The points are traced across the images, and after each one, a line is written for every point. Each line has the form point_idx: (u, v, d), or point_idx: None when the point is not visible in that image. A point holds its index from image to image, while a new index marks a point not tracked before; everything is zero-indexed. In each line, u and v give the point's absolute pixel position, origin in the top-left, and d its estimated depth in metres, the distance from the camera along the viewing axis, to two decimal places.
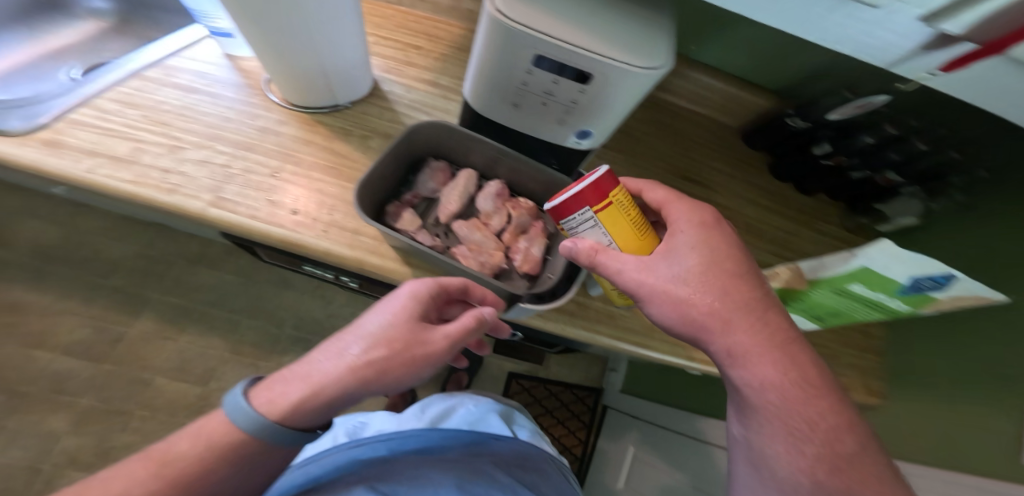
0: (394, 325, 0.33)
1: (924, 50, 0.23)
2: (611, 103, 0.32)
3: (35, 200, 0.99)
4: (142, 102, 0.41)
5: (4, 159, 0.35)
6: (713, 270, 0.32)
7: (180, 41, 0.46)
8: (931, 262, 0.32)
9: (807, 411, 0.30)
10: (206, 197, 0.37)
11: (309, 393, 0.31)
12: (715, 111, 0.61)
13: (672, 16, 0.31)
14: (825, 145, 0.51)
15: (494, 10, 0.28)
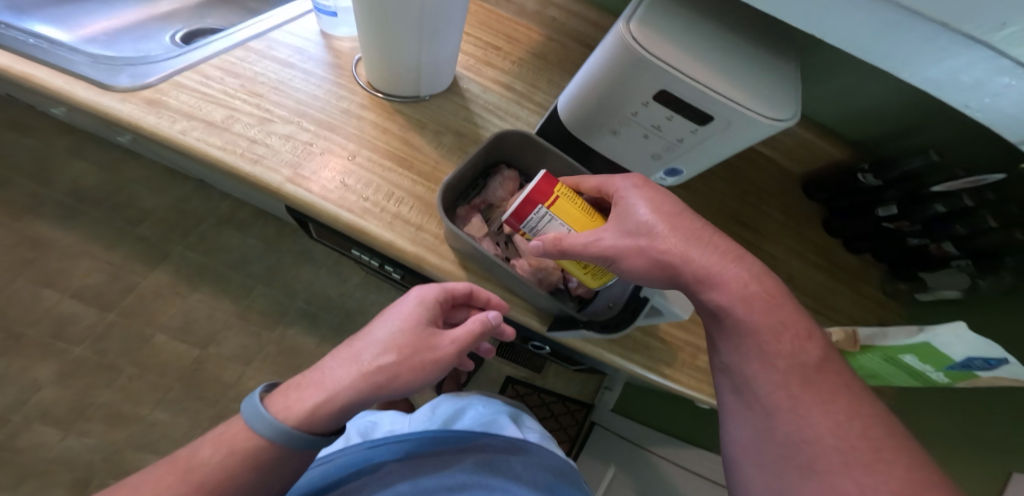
0: (403, 331, 0.33)
1: None
2: (722, 148, 0.32)
3: (73, 137, 0.97)
4: (242, 72, 0.41)
5: (106, 113, 0.35)
6: (660, 206, 0.32)
7: (284, 15, 0.47)
8: (993, 346, 0.32)
9: (784, 340, 0.29)
10: (284, 173, 0.37)
11: (324, 398, 0.31)
12: (784, 154, 0.63)
13: (798, 72, 0.31)
14: (892, 206, 0.51)
15: (631, 39, 0.28)
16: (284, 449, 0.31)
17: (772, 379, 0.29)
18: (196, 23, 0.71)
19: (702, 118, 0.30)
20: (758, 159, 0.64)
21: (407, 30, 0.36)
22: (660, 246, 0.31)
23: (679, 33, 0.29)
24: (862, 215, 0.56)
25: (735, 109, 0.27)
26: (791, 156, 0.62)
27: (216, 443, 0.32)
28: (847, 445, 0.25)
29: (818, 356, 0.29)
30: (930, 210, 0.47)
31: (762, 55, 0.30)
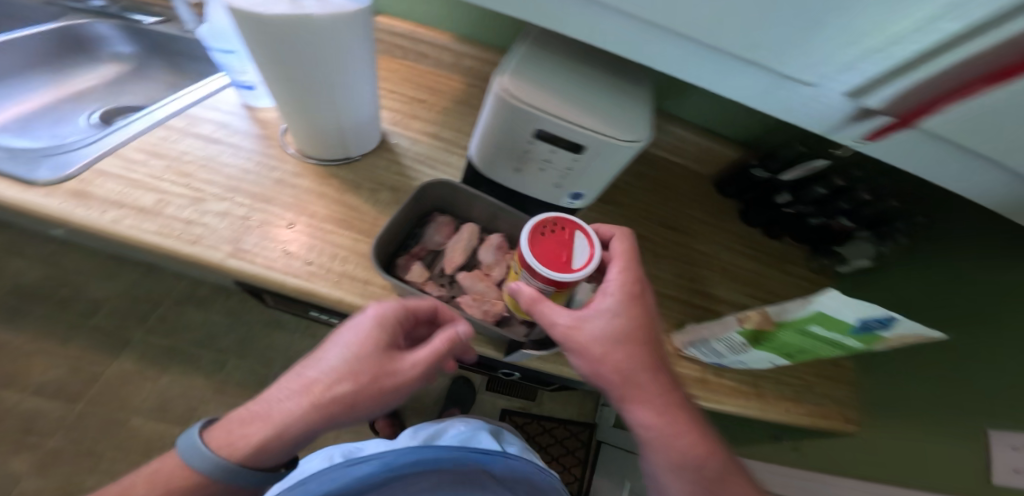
0: (357, 357, 0.33)
1: (851, 120, 0.33)
2: (603, 171, 0.37)
3: (29, 238, 0.99)
4: (166, 151, 0.44)
5: (34, 210, 0.38)
6: (625, 328, 0.37)
7: (202, 91, 0.51)
8: (874, 306, 0.37)
9: (682, 445, 0.39)
10: (225, 248, 0.40)
11: (274, 432, 0.32)
12: (690, 160, 0.72)
13: (651, 94, 0.38)
14: (786, 194, 0.63)
15: (503, 91, 0.33)
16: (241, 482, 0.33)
17: (673, 476, 0.40)
18: (111, 101, 0.74)
19: (578, 147, 0.35)
20: (671, 166, 0.72)
21: (324, 108, 0.41)
22: (610, 363, 0.37)
23: (545, 80, 0.34)
24: (767, 204, 0.66)
25: (598, 137, 0.33)
26: (698, 161, 0.72)
27: (171, 483, 0.33)
28: None
29: (706, 457, 0.40)
30: (814, 192, 0.59)
31: (620, 90, 0.37)
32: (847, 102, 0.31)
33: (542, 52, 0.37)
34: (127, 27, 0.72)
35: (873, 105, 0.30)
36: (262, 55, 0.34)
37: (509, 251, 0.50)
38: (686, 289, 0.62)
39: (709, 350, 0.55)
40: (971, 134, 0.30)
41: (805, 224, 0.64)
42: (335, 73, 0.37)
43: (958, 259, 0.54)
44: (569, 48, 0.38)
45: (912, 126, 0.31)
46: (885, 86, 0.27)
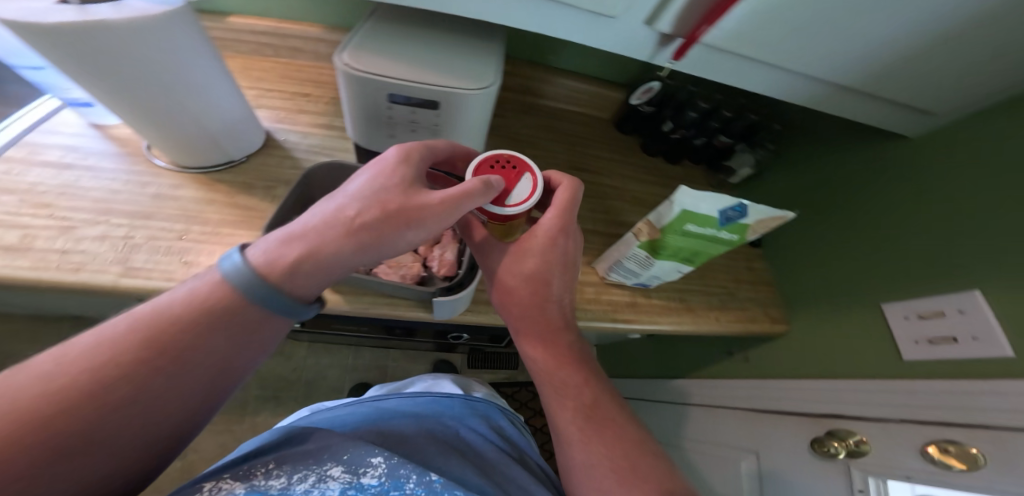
0: (385, 184, 0.31)
1: (659, 46, 0.42)
2: (467, 120, 0.40)
3: None
4: (14, 186, 0.42)
5: None
6: (532, 273, 0.42)
7: (35, 115, 0.47)
8: (721, 196, 0.45)
9: (568, 377, 0.44)
10: (113, 268, 0.40)
11: (305, 254, 0.28)
12: (585, 107, 0.76)
13: (494, 46, 0.42)
14: (669, 122, 0.69)
15: (343, 65, 0.33)
16: (258, 310, 0.28)
17: (563, 405, 0.44)
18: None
19: (434, 104, 0.38)
20: (570, 115, 0.76)
21: (177, 114, 0.38)
22: (513, 297, 0.44)
23: (383, 47, 0.36)
24: (657, 134, 0.72)
25: (448, 90, 0.36)
26: (596, 107, 0.76)
27: (178, 295, 0.27)
28: (586, 452, 0.41)
29: (591, 393, 0.44)
30: (688, 116, 0.67)
31: (462, 45, 0.40)
32: (649, 30, 0.40)
33: (378, 25, 0.39)
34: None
35: (666, 28, 0.39)
36: (74, 69, 0.31)
37: None
38: (602, 222, 0.68)
39: (624, 270, 0.59)
40: (744, 42, 0.39)
41: (691, 146, 0.72)
42: (168, 72, 0.33)
43: (834, 167, 0.65)
44: (407, 18, 0.41)
45: (700, 43, 0.40)
46: (666, 9, 0.36)
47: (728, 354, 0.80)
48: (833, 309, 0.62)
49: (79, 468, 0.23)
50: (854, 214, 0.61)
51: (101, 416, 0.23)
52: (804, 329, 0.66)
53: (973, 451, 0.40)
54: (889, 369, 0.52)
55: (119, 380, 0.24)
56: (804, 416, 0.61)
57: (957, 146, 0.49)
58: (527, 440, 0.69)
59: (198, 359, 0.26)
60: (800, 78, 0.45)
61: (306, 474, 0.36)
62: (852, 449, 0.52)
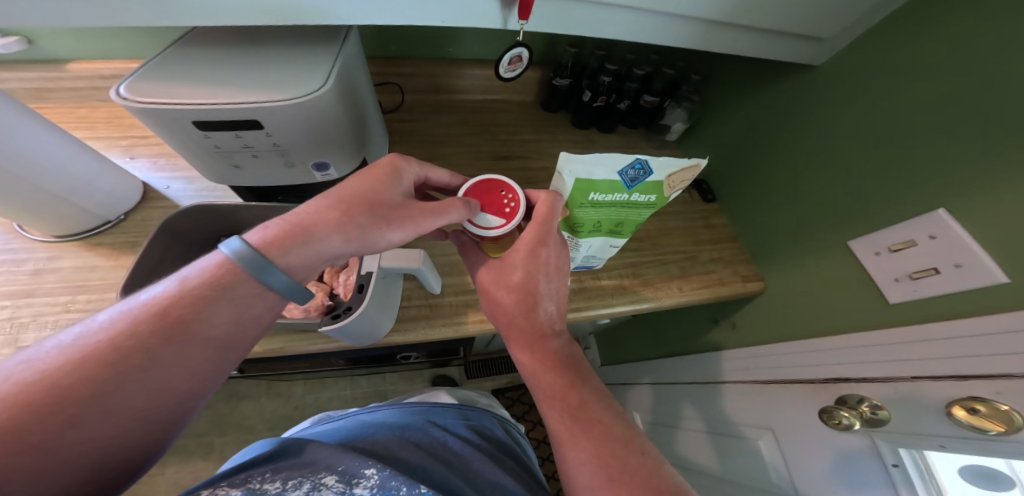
0: (378, 186, 0.32)
1: (505, 9, 0.39)
2: (303, 133, 0.37)
3: None
4: None
5: None
6: (512, 283, 0.39)
7: None
8: (614, 156, 0.38)
9: (558, 386, 0.37)
10: (1, 351, 0.39)
11: (286, 240, 0.28)
12: (503, 92, 0.74)
13: (329, 53, 0.39)
14: (587, 91, 0.66)
15: (122, 101, 0.31)
16: (257, 287, 0.27)
17: (551, 405, 0.37)
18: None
19: (252, 125, 0.35)
20: (491, 104, 0.73)
21: (10, 187, 0.37)
22: (501, 306, 0.41)
23: (180, 76, 0.34)
24: (579, 107, 0.69)
25: (253, 107, 0.33)
26: (514, 91, 0.73)
27: (190, 270, 0.27)
28: (589, 469, 0.32)
29: (584, 402, 0.36)
30: (602, 80, 0.65)
31: (283, 59, 0.37)
32: None
33: (183, 55, 0.37)
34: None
35: None
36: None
37: None
38: None
39: None
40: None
41: (618, 112, 0.69)
42: None
43: (750, 104, 0.61)
44: (222, 40, 0.39)
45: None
46: None
47: (714, 322, 0.72)
48: (814, 259, 0.52)
49: (82, 437, 0.21)
50: (795, 153, 0.54)
51: (108, 385, 0.22)
52: (779, 287, 0.58)
53: (1003, 408, 0.28)
54: (867, 317, 0.44)
55: (128, 348, 0.23)
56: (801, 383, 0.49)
57: (881, 53, 0.43)
58: (531, 457, 0.57)
59: (204, 329, 0.25)
60: (674, 11, 0.41)
61: (299, 481, 0.27)
62: (869, 419, 0.39)
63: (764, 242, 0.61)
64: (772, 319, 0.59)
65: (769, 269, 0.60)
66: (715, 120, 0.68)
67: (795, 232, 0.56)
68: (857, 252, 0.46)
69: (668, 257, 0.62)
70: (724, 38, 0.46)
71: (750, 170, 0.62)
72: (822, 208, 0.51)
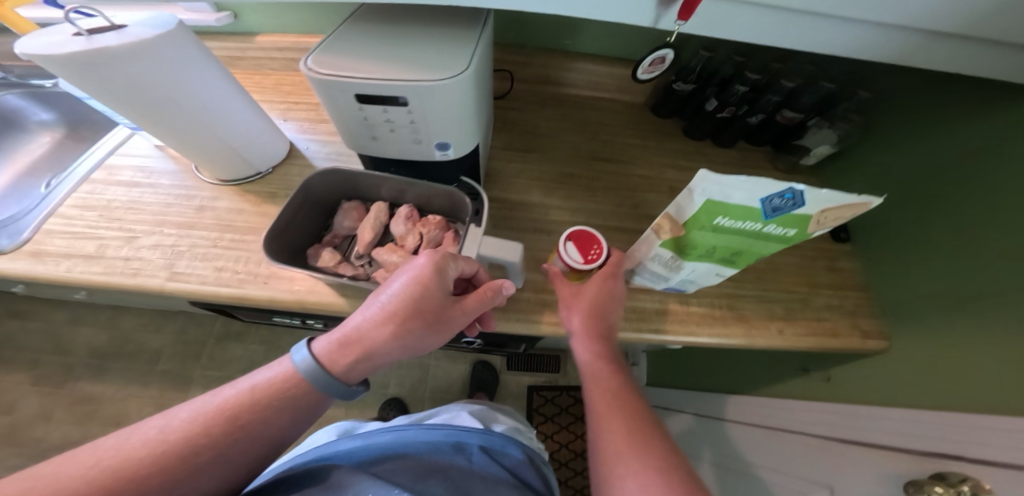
0: (425, 298, 0.36)
1: (664, 7, 0.36)
2: (442, 113, 0.38)
3: (60, 310, 1.07)
4: (96, 203, 0.51)
5: (4, 273, 0.46)
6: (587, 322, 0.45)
7: (110, 140, 0.56)
8: (763, 184, 0.34)
9: (616, 415, 0.38)
10: (162, 274, 0.46)
11: (360, 354, 0.36)
12: (611, 94, 0.73)
13: (476, 38, 0.40)
14: (712, 100, 0.63)
15: (307, 70, 0.35)
16: (319, 392, 0.36)
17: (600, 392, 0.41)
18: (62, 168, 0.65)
19: (402, 101, 0.37)
20: (596, 102, 0.73)
21: (190, 122, 0.45)
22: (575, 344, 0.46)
23: (355, 49, 0.37)
24: (700, 115, 0.67)
25: (410, 85, 0.35)
26: (622, 90, 0.72)
27: (262, 374, 0.36)
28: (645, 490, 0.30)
29: (640, 432, 0.36)
30: (736, 90, 0.61)
31: (444, 42, 0.39)
32: None
33: (361, 29, 0.40)
34: (36, 95, 0.65)
35: None
36: (93, 89, 0.38)
37: (420, 220, 0.51)
38: (626, 217, 0.61)
39: (650, 273, 0.50)
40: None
41: (746, 125, 0.65)
42: (170, 87, 0.40)
43: (915, 130, 0.53)
44: (399, 20, 0.42)
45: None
46: None
47: (803, 372, 0.64)
48: (966, 327, 0.43)
49: None
50: (968, 193, 0.45)
51: (193, 465, 0.31)
52: (909, 354, 0.49)
53: None
54: (1008, 393, 0.37)
55: (206, 443, 0.32)
56: (902, 453, 0.45)
57: None
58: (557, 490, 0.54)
59: (263, 426, 0.35)
60: (855, 25, 0.36)
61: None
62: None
63: (908, 304, 0.51)
64: (876, 383, 0.52)
65: (905, 331, 0.51)
66: (866, 143, 0.61)
67: (952, 290, 0.45)
68: None
69: (772, 295, 0.56)
70: (923, 57, 0.39)
71: (912, 216, 0.52)
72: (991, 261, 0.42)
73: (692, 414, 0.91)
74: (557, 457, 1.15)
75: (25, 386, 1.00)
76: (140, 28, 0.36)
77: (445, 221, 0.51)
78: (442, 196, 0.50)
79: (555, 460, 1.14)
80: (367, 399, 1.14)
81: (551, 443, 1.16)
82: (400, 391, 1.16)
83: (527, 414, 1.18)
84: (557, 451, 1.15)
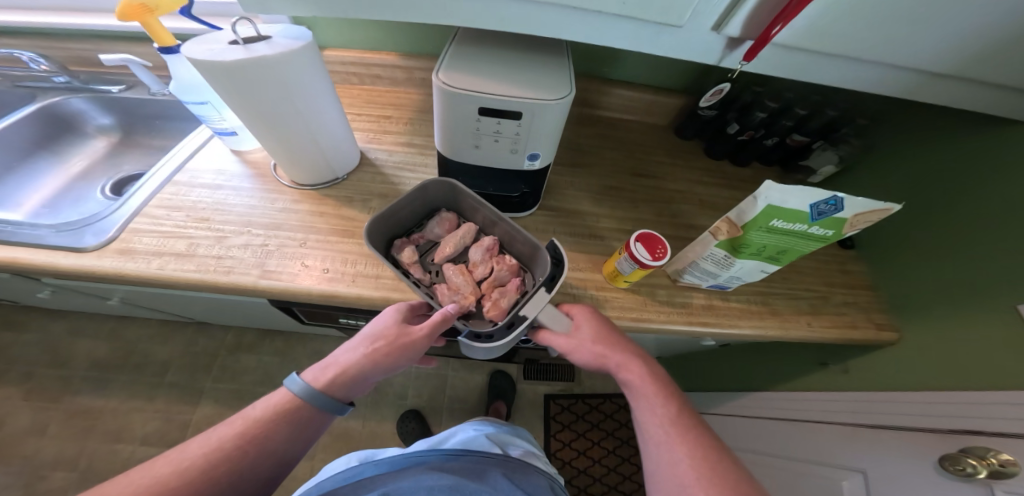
0: (386, 324, 0.43)
1: (728, 50, 0.45)
2: (546, 128, 0.44)
3: (80, 321, 1.08)
4: (181, 204, 0.53)
5: (93, 270, 0.46)
6: (601, 346, 0.45)
7: (189, 147, 0.60)
8: (811, 189, 0.41)
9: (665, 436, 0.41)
10: (255, 271, 0.48)
11: (337, 372, 0.42)
12: (642, 115, 0.80)
13: (570, 64, 0.46)
14: (735, 124, 0.72)
15: (442, 85, 0.40)
16: (314, 410, 0.42)
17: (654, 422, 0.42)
18: (115, 173, 0.76)
19: (516, 115, 0.42)
20: (628, 123, 0.81)
21: (296, 127, 0.49)
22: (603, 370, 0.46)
23: (477, 70, 0.43)
24: (721, 137, 0.75)
25: (530, 102, 0.40)
26: (652, 114, 0.80)
27: (262, 402, 0.42)
28: None
29: (692, 451, 0.40)
30: (757, 116, 0.70)
31: (548, 67, 0.45)
32: (717, 35, 0.44)
33: (472, 51, 0.46)
34: (100, 99, 0.74)
35: (733, 33, 0.42)
36: (227, 93, 0.42)
37: (497, 255, 0.54)
38: (668, 225, 0.67)
39: (700, 271, 0.56)
40: (812, 38, 0.42)
41: (762, 146, 0.75)
42: (291, 94, 0.44)
43: (909, 154, 0.65)
44: (502, 44, 0.48)
45: (771, 44, 0.43)
46: (736, 14, 0.40)
47: (822, 366, 0.72)
48: (969, 320, 0.53)
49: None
50: (963, 211, 0.56)
51: (223, 468, 0.38)
52: (920, 343, 0.58)
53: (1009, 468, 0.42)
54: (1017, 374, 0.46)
55: (220, 458, 0.38)
56: (919, 432, 0.53)
57: None
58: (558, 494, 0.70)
59: (267, 440, 0.41)
60: (874, 67, 0.46)
61: None
62: (995, 469, 0.43)
63: (910, 303, 0.61)
64: (900, 367, 0.59)
65: (910, 322, 0.61)
66: (866, 162, 0.72)
67: (951, 290, 0.56)
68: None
69: (798, 292, 0.64)
70: (922, 92, 0.49)
71: (911, 225, 0.63)
72: (987, 264, 0.53)
73: (713, 414, 0.97)
74: (576, 465, 1.16)
75: (23, 400, 0.98)
76: (282, 38, 0.42)
77: (518, 267, 0.53)
78: (522, 243, 0.51)
79: (573, 468, 1.15)
80: (384, 411, 1.13)
81: (569, 451, 1.17)
82: (419, 402, 1.16)
83: (545, 422, 1.20)
84: (575, 459, 1.16)
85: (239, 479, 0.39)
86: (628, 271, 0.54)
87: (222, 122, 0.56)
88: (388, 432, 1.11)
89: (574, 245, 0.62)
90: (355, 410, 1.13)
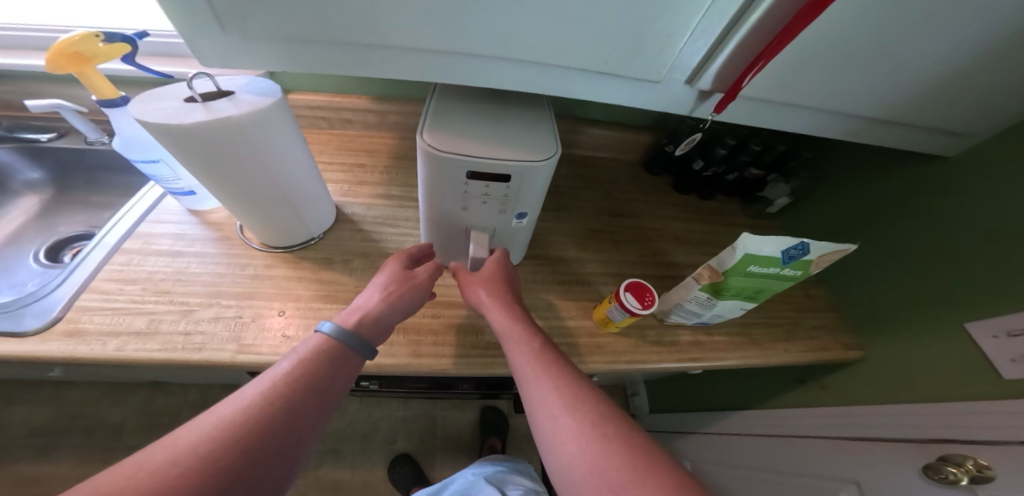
0: (395, 271, 0.48)
1: (701, 102, 0.48)
2: (535, 189, 0.44)
3: (12, 387, 0.96)
4: (136, 275, 0.49)
5: (36, 358, 0.41)
6: (492, 291, 0.48)
7: (138, 206, 0.55)
8: (782, 237, 0.44)
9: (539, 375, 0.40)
10: (229, 347, 0.44)
11: (360, 315, 0.43)
12: (614, 152, 0.84)
13: (553, 121, 0.48)
14: (699, 160, 0.75)
15: (430, 150, 0.40)
16: (352, 348, 0.40)
17: (523, 359, 0.42)
18: (50, 235, 0.70)
19: (504, 177, 0.43)
20: (601, 161, 0.83)
21: (266, 190, 0.46)
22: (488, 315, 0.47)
23: (462, 131, 0.43)
24: (687, 172, 0.79)
25: (518, 165, 0.41)
26: (624, 151, 0.83)
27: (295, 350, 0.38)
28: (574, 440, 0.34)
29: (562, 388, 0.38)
30: (718, 153, 0.73)
31: (532, 126, 0.46)
32: (691, 89, 0.46)
33: (452, 110, 0.46)
34: (27, 150, 0.67)
35: (705, 86, 0.45)
36: (187, 159, 0.39)
37: None
38: (650, 264, 0.69)
39: (685, 311, 0.58)
40: (775, 90, 0.45)
41: (724, 180, 0.79)
42: (266, 156, 0.42)
43: (854, 186, 0.71)
44: (478, 101, 0.48)
45: (738, 96, 0.46)
46: (708, 69, 0.43)
47: (800, 383, 0.76)
48: (925, 340, 0.58)
49: (266, 443, 0.31)
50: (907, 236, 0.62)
51: (277, 407, 0.33)
52: (885, 363, 0.63)
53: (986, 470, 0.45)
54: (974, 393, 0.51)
55: (276, 395, 0.33)
56: (906, 440, 0.55)
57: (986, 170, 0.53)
58: None
59: (318, 373, 0.37)
60: (830, 114, 0.50)
61: None
62: (974, 476, 0.45)
63: (872, 328, 0.66)
64: (875, 386, 0.63)
65: (869, 345, 0.66)
66: (815, 194, 0.78)
67: (906, 310, 0.61)
68: (976, 337, 0.52)
69: (775, 321, 0.67)
70: (871, 135, 0.53)
71: (864, 251, 0.69)
72: (933, 284, 0.58)
73: (702, 435, 0.99)
74: None
75: None
76: (246, 94, 0.40)
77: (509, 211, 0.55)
78: None
79: None
80: (372, 457, 1.07)
81: None
82: (407, 446, 1.10)
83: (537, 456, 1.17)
84: None
85: (304, 420, 0.33)
86: (620, 318, 0.54)
87: (178, 182, 0.52)
88: (377, 478, 1.05)
89: (562, 291, 0.62)
90: (337, 461, 1.05)
